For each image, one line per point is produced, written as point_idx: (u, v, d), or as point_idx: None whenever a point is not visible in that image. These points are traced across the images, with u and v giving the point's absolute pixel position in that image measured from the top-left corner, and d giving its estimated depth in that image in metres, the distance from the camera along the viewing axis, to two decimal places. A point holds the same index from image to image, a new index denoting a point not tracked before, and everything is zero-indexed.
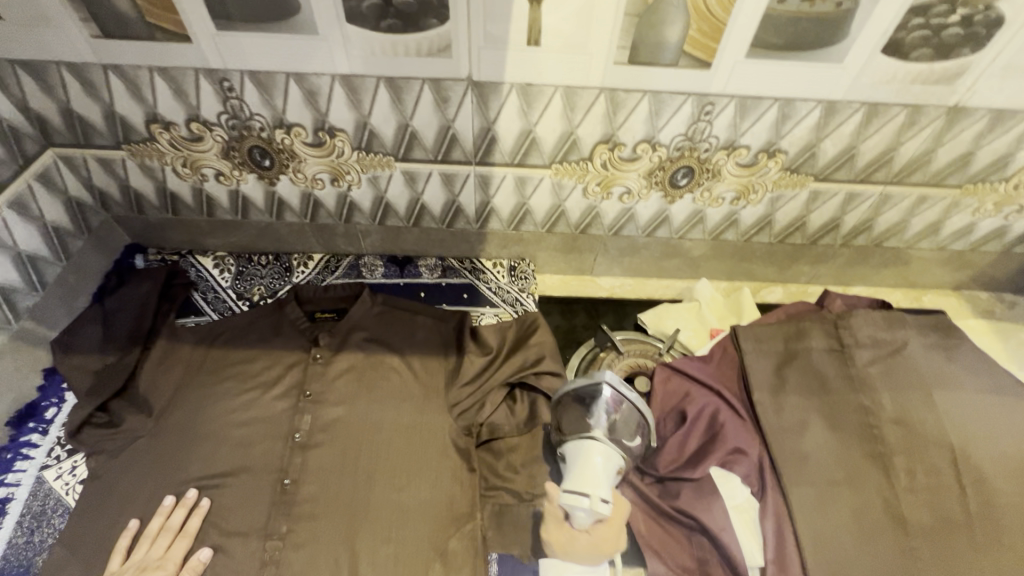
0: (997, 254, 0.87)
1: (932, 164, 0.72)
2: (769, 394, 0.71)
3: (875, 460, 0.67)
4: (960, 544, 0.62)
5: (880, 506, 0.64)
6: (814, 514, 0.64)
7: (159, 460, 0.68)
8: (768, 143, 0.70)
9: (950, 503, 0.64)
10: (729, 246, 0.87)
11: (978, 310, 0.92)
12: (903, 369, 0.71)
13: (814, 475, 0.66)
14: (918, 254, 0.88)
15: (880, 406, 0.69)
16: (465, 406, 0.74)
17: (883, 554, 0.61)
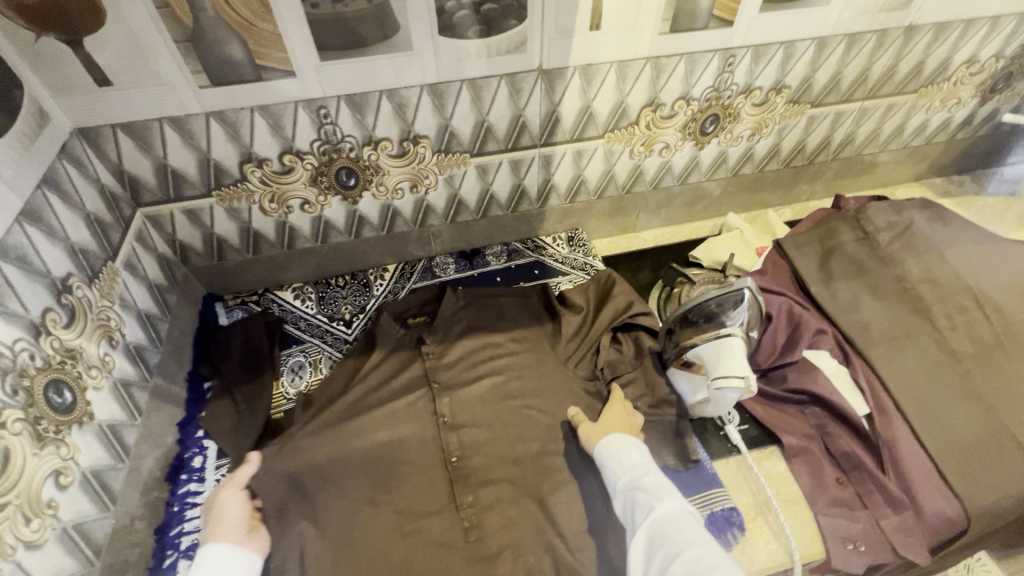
0: (946, 143, 1.08)
1: (895, 76, 0.89)
2: (823, 287, 0.87)
3: (919, 313, 0.82)
4: (1001, 357, 0.77)
5: (933, 345, 0.79)
6: (887, 364, 0.78)
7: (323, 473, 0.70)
8: (776, 82, 0.84)
9: (984, 330, 0.79)
10: (746, 179, 1.02)
11: (938, 192, 1.13)
12: (915, 241, 0.88)
13: (877, 335, 0.81)
14: (888, 156, 1.07)
15: (910, 272, 0.85)
16: (579, 356, 0.82)
17: (948, 380, 0.76)
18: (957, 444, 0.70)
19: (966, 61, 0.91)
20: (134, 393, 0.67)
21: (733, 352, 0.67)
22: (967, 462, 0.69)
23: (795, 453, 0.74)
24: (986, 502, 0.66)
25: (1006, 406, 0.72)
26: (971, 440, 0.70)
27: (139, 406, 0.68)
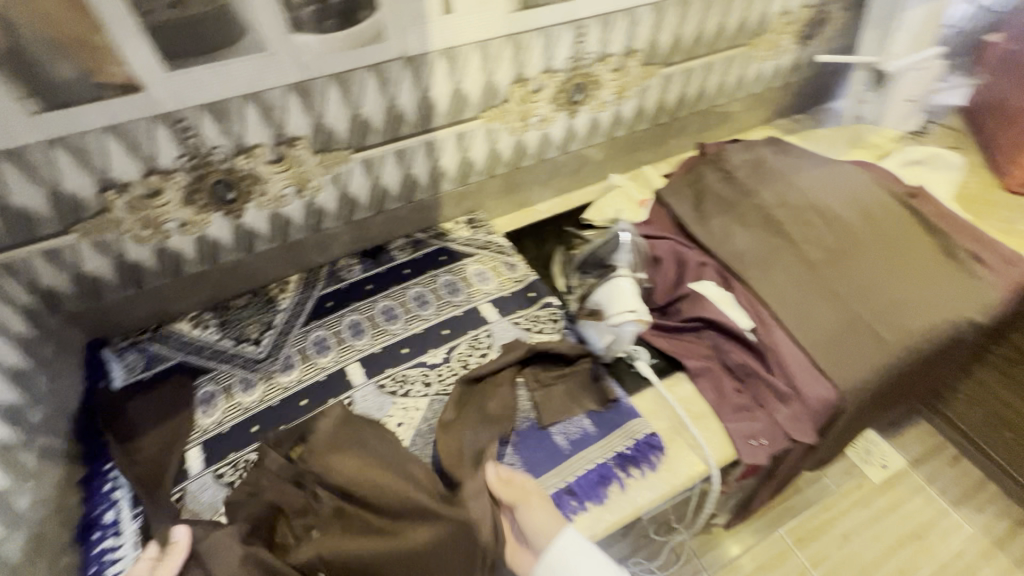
0: (781, 87, 1.23)
1: (725, 31, 1.01)
2: (699, 225, 0.96)
3: (779, 233, 0.94)
4: (842, 258, 0.92)
5: (793, 258, 0.91)
6: (763, 281, 0.89)
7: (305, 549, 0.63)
8: (627, 47, 0.92)
9: (827, 239, 0.94)
10: (621, 141, 1.10)
11: (784, 131, 1.28)
12: (765, 172, 1.00)
13: (751, 258, 0.91)
14: (737, 104, 1.20)
15: (766, 199, 0.97)
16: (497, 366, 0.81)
17: (809, 285, 0.89)
18: (824, 339, 0.83)
19: (780, 13, 1.05)
20: (16, 456, 0.63)
21: (620, 287, 0.76)
22: (832, 351, 0.82)
23: (699, 373, 0.82)
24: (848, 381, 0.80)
25: (852, 298, 0.88)
26: (832, 333, 0.84)
27: (27, 469, 0.63)
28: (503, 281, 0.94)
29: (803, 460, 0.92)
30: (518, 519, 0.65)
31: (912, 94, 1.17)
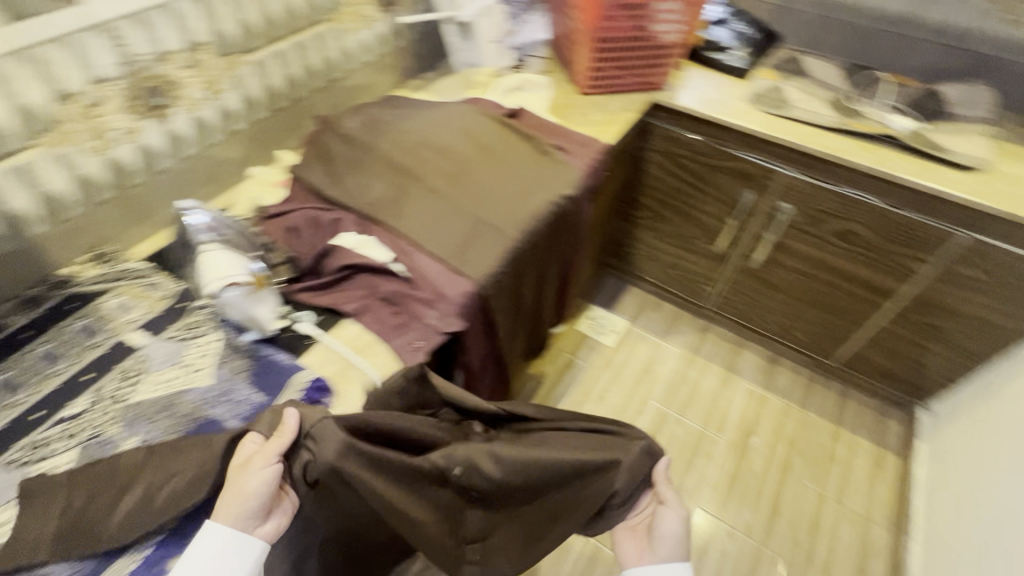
0: (393, 52, 1.37)
1: (296, 11, 1.08)
2: (333, 186, 1.04)
3: (400, 171, 1.07)
4: (456, 176, 1.09)
5: (416, 188, 1.06)
6: (394, 216, 1.01)
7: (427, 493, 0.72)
8: (187, 42, 0.93)
9: (442, 164, 1.10)
10: (246, 132, 1.11)
11: (415, 89, 1.45)
12: (377, 126, 1.12)
13: (381, 200, 1.03)
14: (356, 74, 1.30)
15: (383, 146, 1.09)
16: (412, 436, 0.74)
17: (434, 206, 1.04)
18: (457, 246, 0.99)
19: None
20: None
21: (205, 264, 0.84)
22: (464, 253, 0.98)
23: (360, 312, 0.91)
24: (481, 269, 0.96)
25: (469, 205, 1.05)
26: (463, 239, 1.00)
27: None
28: (149, 304, 0.90)
29: (491, 348, 1.10)
30: (661, 521, 0.79)
31: (494, 35, 1.41)
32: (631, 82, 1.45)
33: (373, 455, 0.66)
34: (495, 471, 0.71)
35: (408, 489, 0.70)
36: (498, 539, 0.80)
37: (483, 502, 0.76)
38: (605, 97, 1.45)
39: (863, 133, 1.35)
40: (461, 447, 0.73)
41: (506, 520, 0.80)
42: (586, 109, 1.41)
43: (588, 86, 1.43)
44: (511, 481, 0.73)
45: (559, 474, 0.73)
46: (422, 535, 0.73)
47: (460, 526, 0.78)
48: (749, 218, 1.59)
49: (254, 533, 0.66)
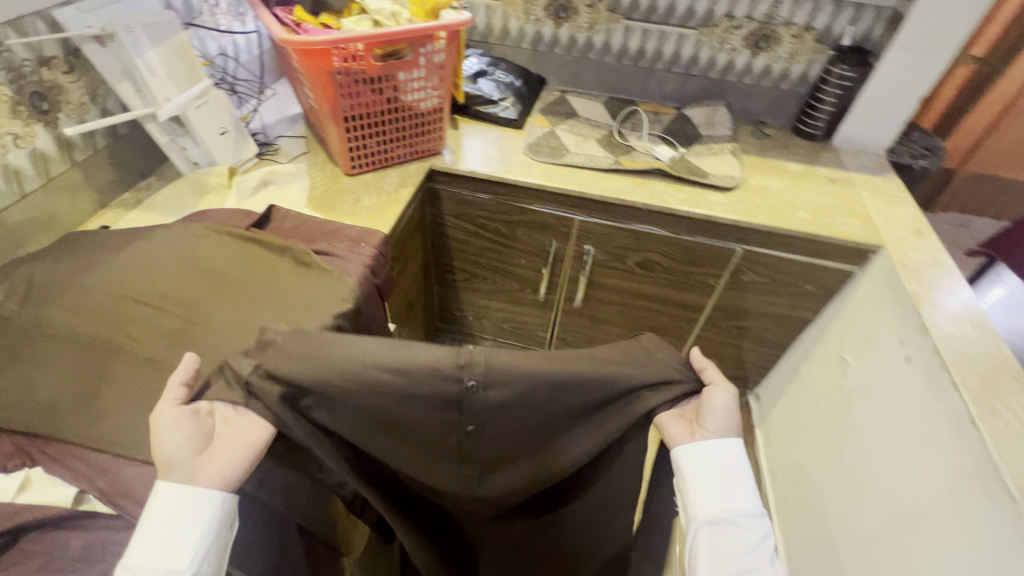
0: (77, 169, 1.04)
1: None
2: None
3: (91, 348, 0.76)
4: (183, 331, 0.82)
5: (121, 367, 0.76)
6: (85, 420, 0.70)
7: (426, 423, 0.65)
8: None
9: (158, 319, 0.82)
10: None
11: (130, 206, 1.12)
12: (40, 291, 0.79)
13: (61, 401, 0.71)
14: (18, 209, 0.95)
15: (57, 320, 0.77)
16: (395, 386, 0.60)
17: (153, 384, 0.75)
18: None
19: None
20: None
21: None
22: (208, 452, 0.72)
23: None
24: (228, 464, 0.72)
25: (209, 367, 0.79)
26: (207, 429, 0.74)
27: None
28: None
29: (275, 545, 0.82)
30: (710, 399, 0.72)
31: (218, 126, 1.17)
32: (401, 153, 1.31)
33: (304, 384, 0.60)
34: (492, 396, 0.63)
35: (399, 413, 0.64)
36: (500, 474, 0.75)
37: (474, 437, 0.68)
38: (376, 175, 1.28)
39: (635, 170, 1.38)
40: (465, 370, 0.61)
41: (519, 453, 0.72)
42: (357, 194, 1.22)
43: (352, 165, 1.25)
44: (513, 414, 0.66)
45: (586, 398, 0.66)
46: (388, 450, 0.69)
47: (469, 456, 0.71)
48: (561, 265, 1.56)
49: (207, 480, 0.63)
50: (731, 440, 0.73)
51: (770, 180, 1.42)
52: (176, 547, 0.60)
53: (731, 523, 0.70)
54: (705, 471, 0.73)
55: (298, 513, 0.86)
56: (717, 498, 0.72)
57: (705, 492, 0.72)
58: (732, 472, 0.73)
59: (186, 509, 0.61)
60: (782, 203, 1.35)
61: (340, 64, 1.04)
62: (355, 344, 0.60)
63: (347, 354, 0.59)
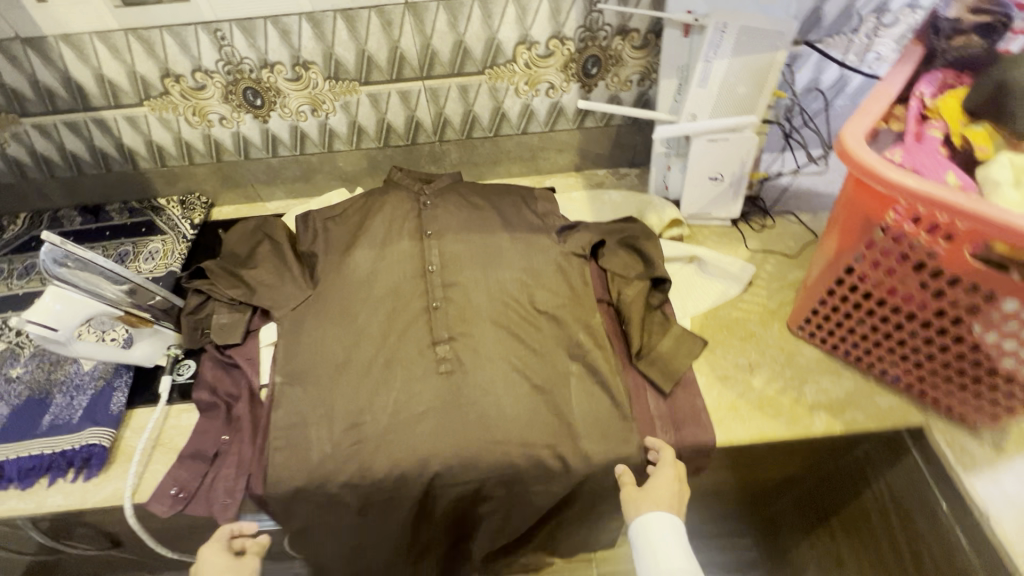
0: (579, 132, 1.03)
1: (439, 56, 0.89)
2: (342, 275, 0.84)
3: (395, 319, 0.80)
4: (423, 361, 0.77)
5: (376, 346, 0.78)
6: (315, 351, 0.78)
7: (400, 296, 0.82)
8: (294, 58, 0.87)
9: (434, 337, 0.78)
10: (348, 154, 1.04)
11: (590, 184, 1.09)
12: (445, 217, 0.87)
13: (332, 337, 0.79)
14: (512, 140, 1.04)
15: (422, 262, 0.84)
16: (404, 244, 0.86)
17: (374, 343, 0.78)
18: (326, 361, 0.77)
19: (520, 42, 0.88)
20: None
21: (66, 296, 0.69)
22: (310, 460, 0.71)
23: (205, 410, 0.78)
24: (331, 486, 0.70)
25: (379, 348, 0.78)
26: (340, 449, 0.72)
27: None
28: (161, 264, 0.98)
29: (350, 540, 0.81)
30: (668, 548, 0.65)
31: (717, 169, 0.91)
32: (891, 376, 0.73)
33: (329, 234, 0.90)
34: (440, 238, 0.85)
35: (382, 287, 0.83)
36: (472, 380, 0.75)
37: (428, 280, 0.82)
38: (820, 364, 0.78)
39: None
40: (422, 225, 0.87)
41: (454, 319, 0.79)
42: (761, 361, 0.80)
43: (800, 324, 0.79)
44: (467, 304, 0.80)
45: (501, 235, 0.86)
46: (378, 339, 0.79)
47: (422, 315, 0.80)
48: None
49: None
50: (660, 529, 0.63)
51: None
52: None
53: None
54: (652, 557, 0.62)
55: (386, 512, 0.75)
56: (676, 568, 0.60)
57: None
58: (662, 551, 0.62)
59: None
60: None
61: (895, 221, 0.56)
62: (363, 209, 0.92)
63: (362, 210, 0.91)
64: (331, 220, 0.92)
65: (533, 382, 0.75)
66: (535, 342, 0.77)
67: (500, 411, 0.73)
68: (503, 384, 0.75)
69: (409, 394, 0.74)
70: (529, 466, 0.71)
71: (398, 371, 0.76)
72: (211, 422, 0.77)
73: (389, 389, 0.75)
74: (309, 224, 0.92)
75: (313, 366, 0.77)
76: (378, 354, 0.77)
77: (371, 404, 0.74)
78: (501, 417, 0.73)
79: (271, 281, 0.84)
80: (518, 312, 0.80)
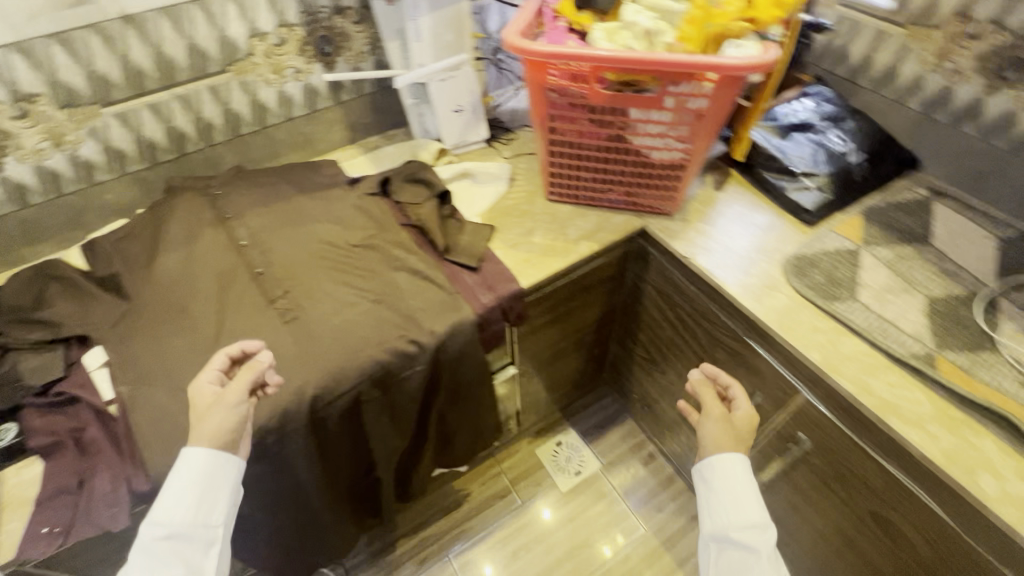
0: (338, 106, 1.18)
1: (176, 62, 0.95)
2: (157, 279, 0.87)
3: (227, 295, 0.87)
4: (267, 317, 0.85)
5: (216, 322, 0.84)
6: (156, 350, 0.81)
7: (223, 275, 0.88)
8: (14, 94, 0.85)
9: (270, 296, 0.87)
10: (116, 183, 1.02)
11: (368, 149, 1.24)
12: (241, 200, 0.96)
13: (168, 333, 0.83)
14: (281, 128, 1.14)
15: (234, 243, 0.91)
16: (208, 233, 0.91)
17: (214, 321, 0.84)
18: (171, 353, 0.81)
19: (250, 35, 0.99)
20: None
21: None
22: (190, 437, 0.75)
23: (49, 453, 0.75)
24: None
25: (220, 324, 0.84)
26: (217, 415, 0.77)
27: None
28: None
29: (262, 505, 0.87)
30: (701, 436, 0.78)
31: (456, 103, 1.13)
32: (614, 199, 1.04)
33: (125, 252, 0.91)
34: (244, 218, 0.94)
35: (202, 275, 0.88)
36: (313, 312, 0.86)
37: (245, 254, 0.90)
38: (572, 212, 1.06)
39: (957, 390, 0.75)
40: (221, 213, 0.94)
41: (284, 276, 0.89)
42: (536, 225, 1.05)
43: (551, 190, 1.07)
44: (286, 258, 0.90)
45: (300, 199, 0.98)
46: (216, 317, 0.85)
47: (251, 284, 0.88)
48: (756, 427, 1.06)
49: (211, 441, 0.66)
50: (735, 456, 0.74)
51: None
52: (213, 516, 0.66)
53: (746, 551, 0.70)
54: (726, 487, 0.73)
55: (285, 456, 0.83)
56: (728, 512, 0.72)
57: (720, 512, 0.73)
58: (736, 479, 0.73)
59: (195, 474, 0.65)
60: None
61: (555, 80, 0.83)
62: (152, 219, 0.94)
63: (152, 220, 0.93)
64: (121, 241, 0.92)
65: (370, 296, 0.89)
66: (360, 268, 0.91)
67: (351, 327, 0.86)
68: (345, 306, 0.87)
69: (265, 347, 0.83)
70: (392, 358, 0.85)
71: (246, 334, 0.84)
72: (62, 459, 0.75)
73: None
74: (98, 250, 0.92)
75: (158, 364, 0.80)
76: (222, 328, 0.84)
77: None
78: (353, 331, 0.85)
79: (78, 314, 0.84)
80: (338, 252, 0.92)
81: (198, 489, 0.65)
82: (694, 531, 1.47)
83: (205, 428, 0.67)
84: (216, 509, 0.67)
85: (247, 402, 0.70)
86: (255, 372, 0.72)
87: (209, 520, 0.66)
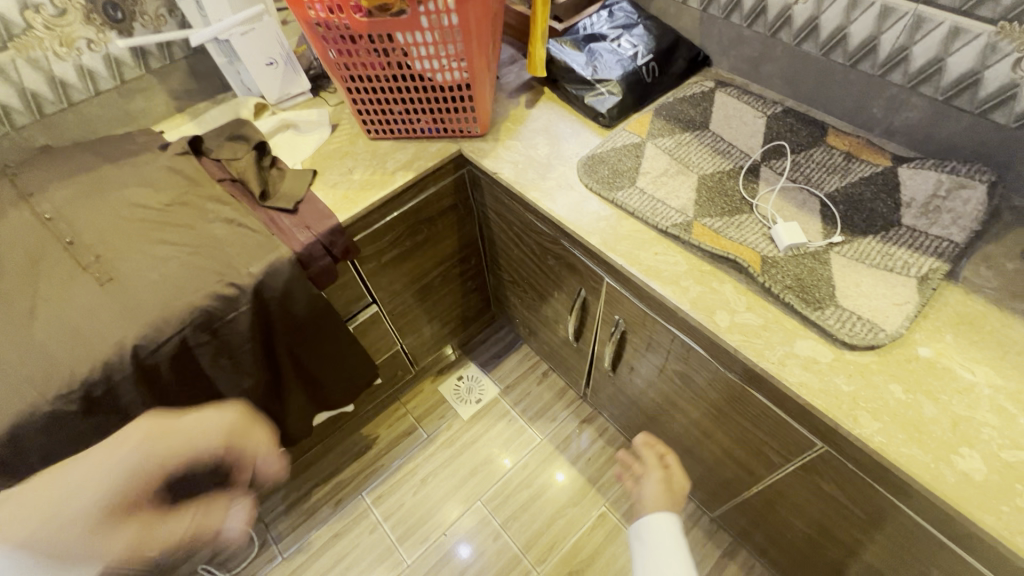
0: (152, 75, 1.17)
1: None
2: None
3: (38, 266, 0.89)
4: (78, 279, 0.88)
5: (28, 292, 0.87)
6: None
7: (32, 249, 0.91)
8: None
9: (81, 260, 0.90)
10: None
11: (196, 115, 1.25)
12: (48, 178, 1.00)
13: None
14: (93, 104, 1.13)
15: (44, 219, 0.94)
16: (15, 212, 0.95)
17: (25, 291, 0.87)
18: None
19: (23, 8, 0.97)
20: None
21: None
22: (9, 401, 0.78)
23: None
24: (42, 409, 0.79)
25: (31, 293, 0.87)
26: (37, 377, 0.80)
27: None
28: None
29: (116, 458, 0.92)
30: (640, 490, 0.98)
31: (267, 54, 1.14)
32: (427, 128, 1.10)
33: None
34: (51, 195, 0.97)
35: (12, 253, 0.90)
36: (128, 271, 0.89)
37: (51, 224, 0.94)
38: (394, 147, 1.12)
39: (706, 247, 0.86)
40: (30, 195, 0.97)
41: (93, 240, 0.92)
42: (358, 164, 1.10)
43: (368, 129, 1.12)
44: (97, 227, 0.93)
45: (110, 169, 1.02)
46: (26, 287, 0.87)
47: (61, 252, 0.91)
48: (591, 319, 1.18)
49: (91, 485, 0.63)
50: (667, 513, 0.90)
51: (973, 363, 0.72)
52: (80, 541, 0.57)
53: None
54: (661, 542, 0.86)
55: (121, 408, 0.87)
56: (660, 567, 0.83)
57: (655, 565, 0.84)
58: (670, 537, 0.87)
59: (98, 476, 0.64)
60: (953, 429, 0.67)
61: (315, 14, 0.88)
62: None
63: None
64: None
65: (182, 245, 0.92)
66: (171, 221, 0.95)
67: (163, 275, 0.89)
68: (159, 258, 0.91)
69: (77, 307, 0.86)
70: (215, 303, 0.89)
71: (58, 298, 0.86)
72: None
73: (55, 312, 0.85)
74: None
75: None
76: (33, 296, 0.86)
77: (43, 331, 0.83)
78: (168, 280, 0.89)
79: None
80: (148, 211, 0.96)
81: (96, 487, 0.63)
82: (587, 432, 1.61)
83: (100, 470, 0.66)
84: (88, 533, 0.58)
85: (149, 446, 0.71)
86: (184, 431, 0.77)
87: (74, 550, 0.57)
